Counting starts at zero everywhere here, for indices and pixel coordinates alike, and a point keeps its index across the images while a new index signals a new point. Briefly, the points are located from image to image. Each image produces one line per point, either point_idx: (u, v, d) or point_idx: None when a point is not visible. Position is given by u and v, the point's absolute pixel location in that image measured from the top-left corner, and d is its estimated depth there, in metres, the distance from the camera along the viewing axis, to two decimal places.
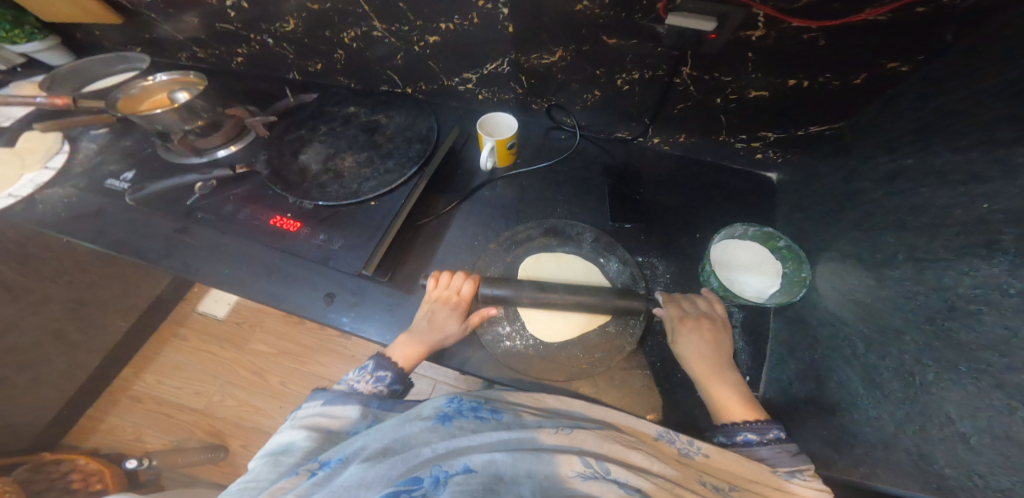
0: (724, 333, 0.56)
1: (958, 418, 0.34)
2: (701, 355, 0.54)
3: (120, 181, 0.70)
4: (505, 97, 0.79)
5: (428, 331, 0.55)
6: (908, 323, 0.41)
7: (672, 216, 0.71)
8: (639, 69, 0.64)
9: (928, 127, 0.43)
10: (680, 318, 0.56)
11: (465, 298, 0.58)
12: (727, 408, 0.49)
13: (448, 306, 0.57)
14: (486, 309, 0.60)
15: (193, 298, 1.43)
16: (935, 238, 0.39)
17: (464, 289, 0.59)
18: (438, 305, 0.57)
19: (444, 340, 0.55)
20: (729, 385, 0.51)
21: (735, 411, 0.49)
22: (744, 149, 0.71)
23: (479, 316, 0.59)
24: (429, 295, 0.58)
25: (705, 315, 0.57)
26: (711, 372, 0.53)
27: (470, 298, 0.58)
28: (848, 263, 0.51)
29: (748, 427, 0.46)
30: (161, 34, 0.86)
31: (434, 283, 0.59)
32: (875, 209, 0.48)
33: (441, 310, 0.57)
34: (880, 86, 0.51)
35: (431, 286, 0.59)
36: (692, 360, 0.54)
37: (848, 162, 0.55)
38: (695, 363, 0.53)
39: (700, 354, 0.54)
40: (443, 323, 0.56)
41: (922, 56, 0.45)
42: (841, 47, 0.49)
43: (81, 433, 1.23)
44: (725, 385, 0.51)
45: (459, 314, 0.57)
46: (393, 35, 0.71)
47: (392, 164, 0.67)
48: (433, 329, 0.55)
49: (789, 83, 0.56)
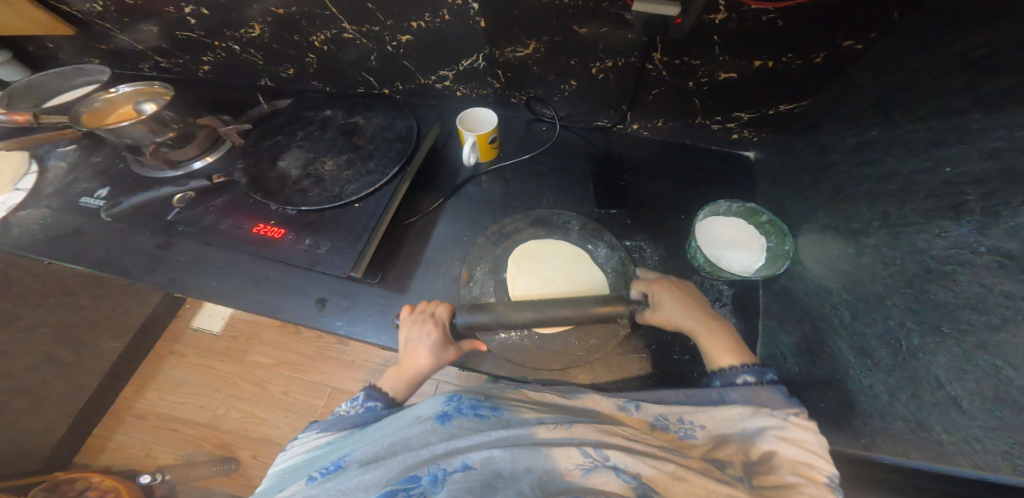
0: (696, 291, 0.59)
1: (947, 381, 0.35)
2: (686, 309, 0.55)
3: (94, 199, 0.69)
4: (483, 92, 0.79)
5: (410, 362, 0.53)
6: (889, 288, 0.41)
7: (656, 199, 0.71)
8: (612, 57, 0.64)
9: (892, 98, 0.43)
10: (654, 285, 0.58)
11: (440, 321, 0.55)
12: (721, 354, 0.51)
13: (427, 327, 0.54)
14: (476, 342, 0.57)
15: (183, 314, 1.41)
16: (905, 204, 0.40)
17: (438, 312, 0.56)
18: (416, 330, 0.54)
19: (432, 366, 0.53)
20: (719, 331, 0.53)
21: (727, 355, 0.50)
22: (721, 130, 0.71)
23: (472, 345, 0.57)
24: (406, 322, 0.56)
25: (669, 276, 0.60)
26: (699, 321, 0.54)
27: (446, 321, 0.55)
28: (827, 234, 0.52)
29: (743, 368, 0.48)
30: (122, 45, 0.84)
31: (409, 312, 0.57)
32: (848, 180, 0.49)
33: (421, 337, 0.53)
34: (840, 65, 0.51)
35: (408, 312, 0.58)
36: (679, 317, 0.55)
37: (819, 136, 0.56)
38: (684, 317, 0.54)
39: (683, 308, 0.55)
40: (426, 351, 0.53)
41: (874, 34, 0.46)
42: (803, 29, 0.49)
43: (89, 453, 1.23)
44: (715, 334, 0.53)
45: (438, 340, 0.53)
46: (364, 36, 0.70)
47: (372, 165, 0.67)
48: (412, 360, 0.53)
49: (755, 65, 0.57)
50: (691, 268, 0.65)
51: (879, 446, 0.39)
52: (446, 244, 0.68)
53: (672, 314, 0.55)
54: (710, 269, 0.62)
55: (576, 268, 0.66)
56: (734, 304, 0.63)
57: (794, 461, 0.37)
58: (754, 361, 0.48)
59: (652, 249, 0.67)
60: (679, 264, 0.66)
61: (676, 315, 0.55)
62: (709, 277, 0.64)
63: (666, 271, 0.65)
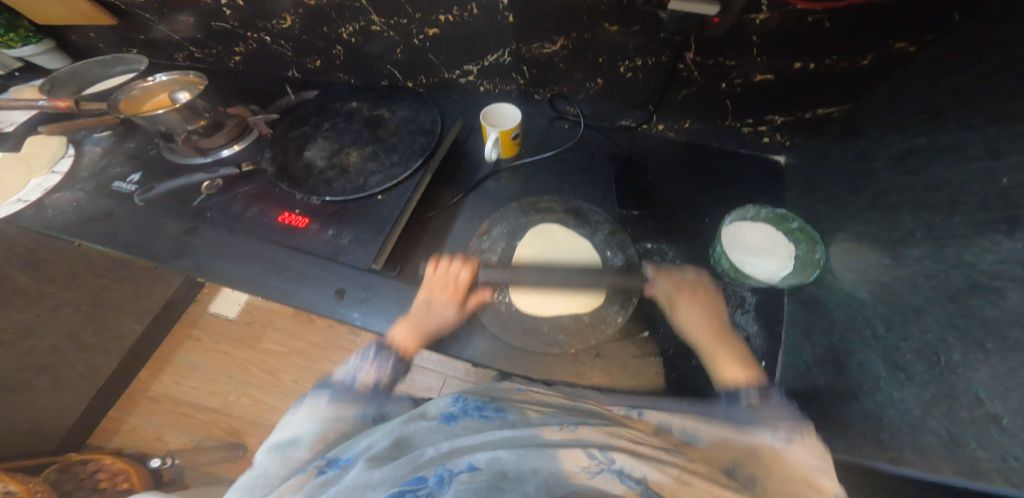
0: (720, 304, 0.60)
1: (987, 398, 0.33)
2: (700, 321, 0.58)
3: (127, 183, 0.70)
4: (507, 89, 0.79)
5: (430, 317, 0.57)
6: (929, 302, 0.40)
7: (680, 201, 0.70)
8: (642, 56, 0.63)
9: (942, 104, 0.41)
10: (674, 289, 0.61)
11: (462, 284, 0.62)
12: (729, 370, 0.52)
13: (449, 292, 0.60)
14: (482, 294, 0.61)
15: (202, 299, 1.45)
16: (953, 214, 0.38)
17: (462, 274, 0.62)
18: (438, 291, 0.60)
19: (444, 322, 0.57)
20: (732, 350, 0.55)
21: (735, 374, 0.52)
22: (751, 132, 0.69)
23: (478, 300, 0.60)
24: (428, 282, 0.61)
25: (689, 280, 0.62)
26: (710, 337, 0.56)
27: (468, 284, 0.62)
28: (863, 244, 0.50)
29: (750, 386, 0.49)
30: (158, 34, 0.86)
31: (433, 267, 0.62)
32: (890, 189, 0.47)
33: (439, 296, 0.59)
34: (888, 67, 0.48)
35: (431, 272, 0.62)
36: (692, 327, 0.57)
37: (857, 142, 0.54)
38: (698, 333, 0.57)
39: (700, 323, 0.57)
40: (439, 311, 0.58)
41: (930, 36, 0.43)
42: (850, 30, 0.47)
43: (104, 433, 1.25)
44: (728, 351, 0.54)
45: (455, 303, 0.59)
46: (392, 28, 0.70)
47: (396, 158, 0.67)
48: (433, 314, 0.57)
49: (795, 67, 0.55)
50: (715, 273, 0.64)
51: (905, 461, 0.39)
52: (466, 239, 0.68)
53: (688, 326, 0.58)
54: (734, 275, 0.60)
55: (583, 262, 0.65)
56: (758, 312, 0.61)
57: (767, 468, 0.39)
58: (762, 382, 0.50)
59: (674, 252, 0.66)
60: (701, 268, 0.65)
61: (693, 329, 0.57)
62: (733, 283, 0.62)
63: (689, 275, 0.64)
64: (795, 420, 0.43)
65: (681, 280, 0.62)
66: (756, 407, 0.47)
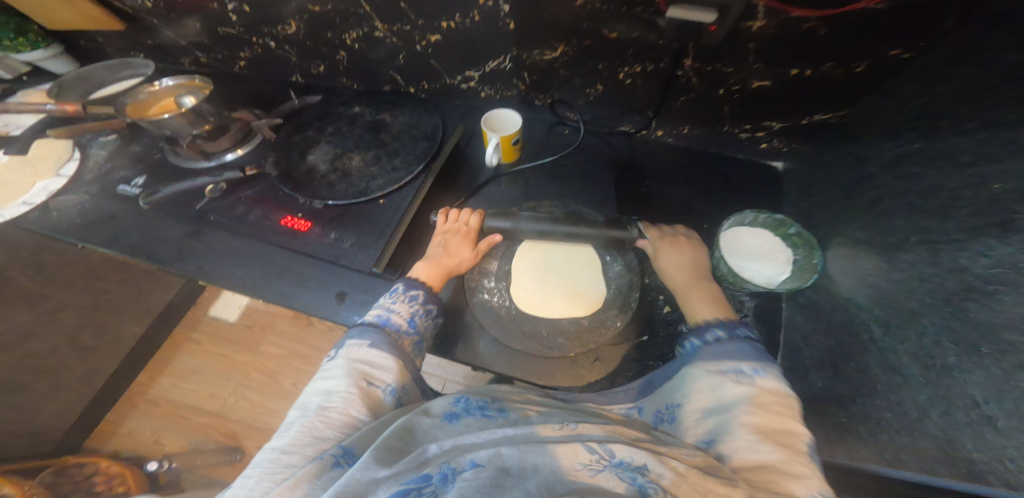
0: (699, 250, 0.63)
1: (981, 401, 0.34)
2: (682, 264, 0.60)
3: (131, 186, 0.71)
4: (508, 94, 0.80)
5: (444, 256, 0.62)
6: (925, 305, 0.40)
7: (678, 205, 0.71)
8: (641, 62, 0.64)
9: (937, 111, 0.42)
10: (660, 240, 0.62)
11: (473, 228, 0.65)
12: (700, 310, 0.55)
13: (459, 236, 0.64)
14: (492, 237, 0.65)
15: (202, 302, 1.45)
16: (949, 219, 0.39)
17: (471, 221, 0.65)
18: (450, 235, 0.64)
19: (456, 264, 0.62)
20: (709, 290, 0.58)
21: (706, 313, 0.54)
22: (749, 138, 0.70)
23: (488, 243, 0.65)
24: (440, 227, 0.65)
25: (678, 234, 0.64)
26: (688, 280, 0.59)
27: (477, 228, 0.65)
28: (860, 248, 0.51)
29: (718, 323, 0.52)
30: (165, 39, 0.87)
31: (443, 217, 0.66)
32: (886, 194, 0.47)
33: (453, 238, 0.64)
34: (884, 73, 0.50)
35: (442, 219, 0.66)
36: (673, 271, 0.60)
37: (854, 147, 0.55)
38: (679, 277, 0.59)
39: (683, 267, 0.60)
40: (452, 252, 0.62)
41: (925, 43, 0.44)
42: (845, 37, 0.48)
43: (101, 437, 1.25)
44: (706, 295, 0.57)
45: (465, 245, 0.64)
46: (395, 34, 0.71)
47: (398, 162, 0.68)
48: (446, 254, 0.62)
49: (791, 73, 0.56)
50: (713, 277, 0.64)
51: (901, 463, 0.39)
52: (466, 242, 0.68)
53: (673, 270, 0.60)
54: (733, 279, 0.61)
55: (580, 264, 0.66)
56: (756, 316, 0.62)
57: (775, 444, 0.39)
58: (732, 319, 0.52)
59: None
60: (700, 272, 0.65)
61: (677, 274, 0.60)
62: (731, 287, 0.63)
63: None
64: (759, 360, 0.46)
65: (669, 230, 0.64)
66: (721, 342, 0.49)
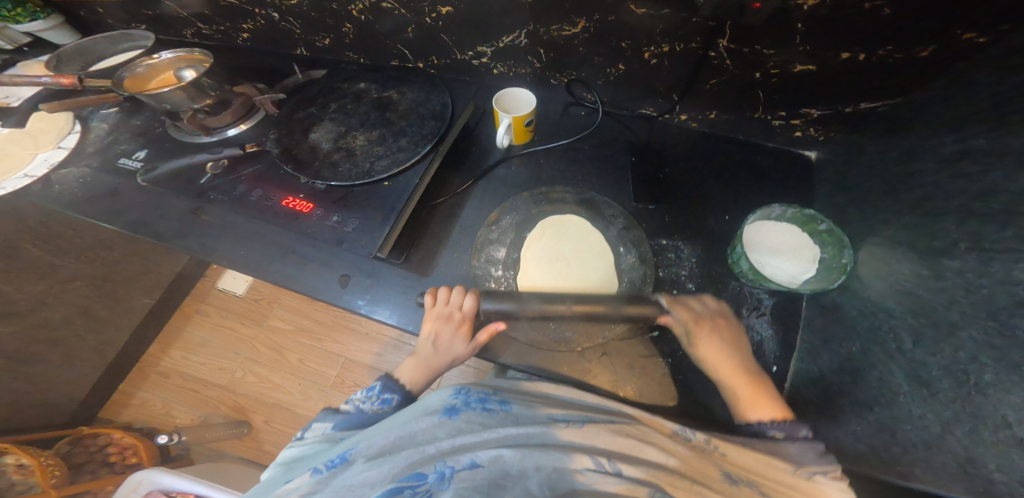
0: (738, 333, 0.54)
1: (1016, 423, 0.31)
2: (721, 354, 0.51)
3: (132, 160, 0.69)
4: (521, 72, 0.75)
5: (437, 354, 0.55)
6: (966, 318, 0.37)
7: (697, 195, 0.67)
8: (669, 41, 0.59)
9: (1007, 103, 0.37)
10: (692, 320, 0.53)
11: (467, 315, 0.54)
12: (753, 406, 0.48)
13: (453, 324, 0.54)
14: (493, 325, 0.55)
15: (212, 278, 1.46)
16: (1006, 227, 0.35)
17: (464, 304, 0.54)
18: (441, 324, 0.54)
19: (453, 360, 0.55)
20: (754, 384, 0.50)
21: (755, 410, 0.47)
22: (781, 126, 0.65)
23: (489, 333, 0.54)
24: (428, 315, 0.55)
25: (709, 311, 0.55)
26: (732, 370, 0.50)
27: (471, 315, 0.54)
28: (897, 251, 0.47)
29: (776, 423, 0.45)
30: (166, 9, 0.83)
31: (432, 300, 0.55)
32: (935, 193, 0.43)
33: (445, 329, 0.54)
34: (949, 61, 0.44)
35: (430, 303, 0.55)
36: (712, 360, 0.51)
37: (901, 141, 0.50)
38: (718, 365, 0.51)
39: (723, 357, 0.51)
40: (448, 345, 0.54)
41: (1005, 27, 0.38)
42: (913, 14, 0.42)
43: (116, 407, 1.29)
44: (751, 385, 0.49)
45: (462, 333, 0.54)
46: (403, 6, 0.67)
47: (404, 142, 0.65)
48: (439, 352, 0.55)
49: (841, 57, 0.50)
50: (731, 273, 0.61)
51: (915, 476, 0.37)
52: (474, 227, 0.66)
53: (711, 357, 0.51)
54: (753, 277, 0.57)
55: (592, 259, 0.63)
56: (774, 316, 0.59)
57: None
58: (788, 416, 0.46)
59: (690, 250, 0.63)
60: (717, 268, 0.62)
61: (716, 359, 0.51)
62: (750, 284, 0.60)
63: (704, 275, 0.62)
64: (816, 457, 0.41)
65: (694, 301, 0.56)
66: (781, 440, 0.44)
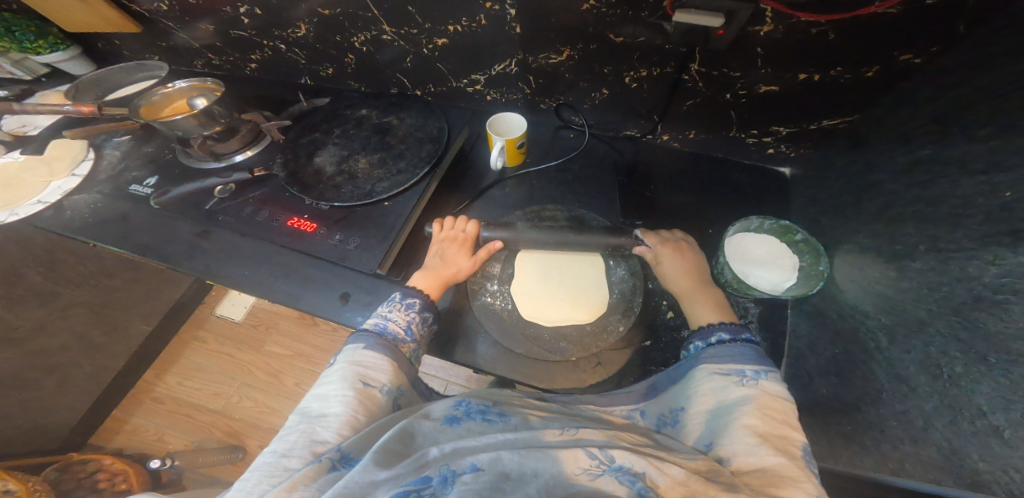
0: (704, 261, 0.61)
1: (990, 410, 0.33)
2: (685, 269, 0.59)
3: (143, 187, 0.72)
4: (513, 97, 0.80)
5: (440, 266, 0.61)
6: (933, 314, 0.40)
7: (681, 210, 0.71)
8: (647, 67, 0.64)
9: (948, 116, 0.42)
10: (660, 242, 0.61)
11: (470, 235, 0.63)
12: (705, 314, 0.55)
13: (457, 244, 0.63)
14: (492, 244, 0.63)
15: (210, 301, 1.46)
16: (958, 228, 0.38)
17: (468, 228, 0.63)
18: (446, 244, 0.63)
19: (456, 273, 0.61)
20: (709, 295, 0.57)
21: (709, 316, 0.54)
22: (756, 144, 0.70)
23: (488, 250, 0.63)
24: (437, 237, 0.64)
25: (680, 239, 0.62)
26: (691, 284, 0.58)
27: (474, 236, 0.63)
28: (867, 256, 0.50)
29: (721, 326, 0.52)
30: (179, 42, 0.89)
31: (439, 226, 0.64)
32: (896, 200, 0.47)
33: (451, 247, 0.62)
34: (894, 79, 0.49)
35: (438, 229, 0.64)
36: (678, 276, 0.59)
37: (863, 154, 0.54)
38: (685, 277, 0.58)
39: (686, 270, 0.59)
40: (452, 259, 0.61)
41: (936, 47, 0.43)
42: (856, 41, 0.47)
43: (106, 434, 1.26)
44: (708, 299, 0.56)
45: (464, 251, 0.62)
46: (402, 38, 0.72)
47: (404, 165, 0.69)
48: (444, 264, 0.61)
49: (800, 78, 0.55)
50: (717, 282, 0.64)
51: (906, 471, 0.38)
52: None
53: (677, 271, 0.59)
54: (736, 286, 0.60)
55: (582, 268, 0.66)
56: (760, 323, 0.61)
57: (781, 437, 0.40)
58: (737, 325, 0.52)
59: None
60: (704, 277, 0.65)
61: (682, 274, 0.59)
62: (734, 294, 0.62)
63: None
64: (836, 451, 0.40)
65: (667, 232, 0.64)
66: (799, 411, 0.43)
